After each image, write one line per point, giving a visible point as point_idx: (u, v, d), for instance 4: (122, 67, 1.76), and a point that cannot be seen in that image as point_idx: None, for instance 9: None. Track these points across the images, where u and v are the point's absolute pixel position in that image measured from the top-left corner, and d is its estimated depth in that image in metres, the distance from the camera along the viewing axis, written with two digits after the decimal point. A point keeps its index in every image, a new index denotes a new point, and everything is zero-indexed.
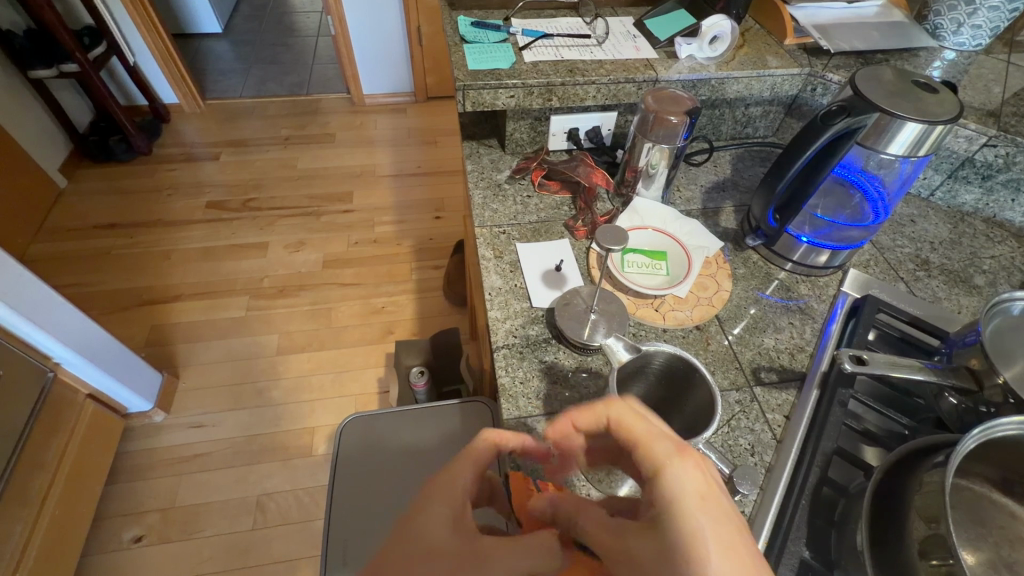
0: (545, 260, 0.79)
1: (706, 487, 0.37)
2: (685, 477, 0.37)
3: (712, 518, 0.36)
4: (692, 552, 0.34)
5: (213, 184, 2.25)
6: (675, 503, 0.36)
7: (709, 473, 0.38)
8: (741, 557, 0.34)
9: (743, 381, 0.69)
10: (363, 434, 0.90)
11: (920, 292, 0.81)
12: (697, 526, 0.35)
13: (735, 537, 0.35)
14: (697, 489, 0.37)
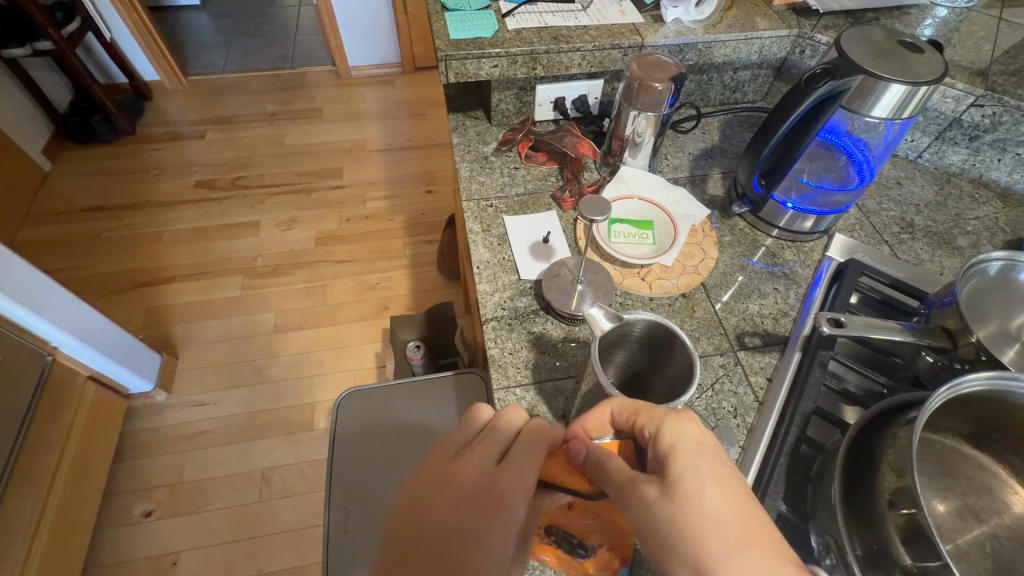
0: (532, 232, 0.80)
1: (703, 441, 0.44)
2: (685, 433, 0.44)
3: (704, 460, 0.43)
4: (692, 492, 0.41)
5: (200, 163, 2.22)
6: (673, 449, 0.43)
7: (706, 432, 0.45)
8: (734, 497, 0.41)
9: (728, 346, 0.71)
10: (360, 407, 0.92)
11: (903, 254, 0.82)
12: (690, 464, 0.42)
13: (725, 473, 0.42)
14: (694, 443, 0.43)
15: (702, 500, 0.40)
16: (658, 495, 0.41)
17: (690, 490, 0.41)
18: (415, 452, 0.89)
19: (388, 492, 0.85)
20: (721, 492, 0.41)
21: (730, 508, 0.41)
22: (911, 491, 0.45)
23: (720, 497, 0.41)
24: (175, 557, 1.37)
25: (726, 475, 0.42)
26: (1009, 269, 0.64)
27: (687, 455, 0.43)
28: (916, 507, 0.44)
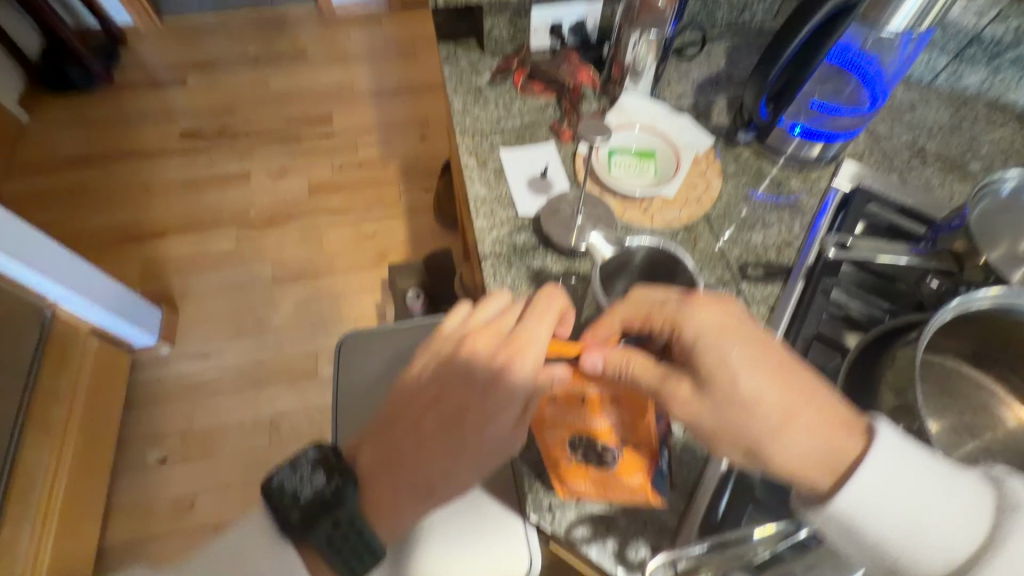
0: (530, 166, 0.77)
1: (724, 322, 0.46)
2: (707, 319, 0.47)
3: (734, 337, 0.46)
4: (727, 375, 0.45)
5: (183, 111, 2.13)
6: (699, 338, 0.46)
7: (725, 311, 0.47)
8: (765, 367, 0.45)
9: (730, 277, 0.70)
10: (363, 349, 0.93)
11: (913, 181, 0.79)
12: (722, 346, 0.45)
13: (757, 349, 0.46)
14: (717, 326, 0.46)
15: (738, 380, 0.45)
16: (694, 390, 0.46)
17: (725, 372, 0.45)
18: None
19: None
20: (761, 367, 0.45)
21: (771, 379, 0.45)
22: (914, 408, 0.47)
23: (756, 371, 0.45)
24: (193, 499, 1.42)
25: (755, 346, 0.46)
26: (1017, 189, 0.65)
27: (719, 339, 0.46)
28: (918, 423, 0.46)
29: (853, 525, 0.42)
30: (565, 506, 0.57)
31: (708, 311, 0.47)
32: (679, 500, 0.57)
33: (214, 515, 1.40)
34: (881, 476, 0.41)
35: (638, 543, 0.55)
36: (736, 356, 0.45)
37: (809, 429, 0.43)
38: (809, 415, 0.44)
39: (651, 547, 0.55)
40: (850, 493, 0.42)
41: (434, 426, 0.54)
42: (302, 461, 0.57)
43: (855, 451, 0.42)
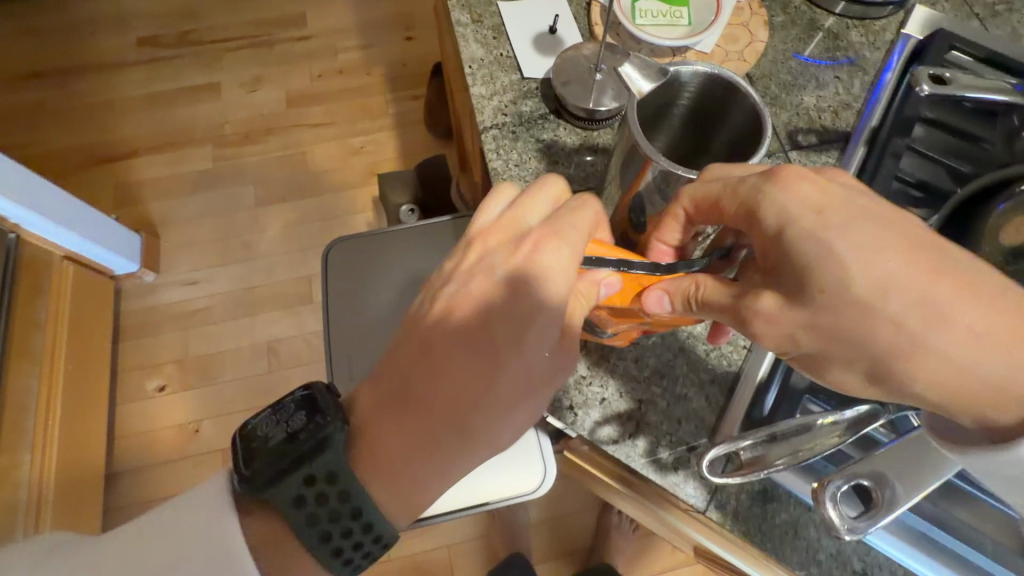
0: (536, 20, 0.64)
1: (821, 202, 0.37)
2: (796, 201, 0.37)
3: (856, 223, 0.36)
4: (831, 276, 0.36)
5: (138, 14, 1.86)
6: (785, 229, 0.37)
7: (822, 186, 0.37)
8: (887, 255, 0.35)
9: (777, 146, 0.59)
10: (353, 256, 0.84)
11: (996, 29, 0.66)
12: (843, 239, 0.36)
13: (893, 236, 0.36)
14: (812, 209, 0.37)
15: (851, 281, 0.35)
16: (781, 301, 0.38)
17: (853, 275, 0.35)
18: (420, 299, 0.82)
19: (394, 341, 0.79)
20: (894, 261, 0.35)
21: (922, 278, 0.35)
22: None
23: (898, 266, 0.35)
24: (197, 425, 1.39)
25: (883, 232, 0.36)
26: None
27: (839, 229, 0.36)
28: None
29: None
30: (589, 405, 0.50)
31: (805, 187, 0.37)
32: (718, 395, 0.50)
33: (220, 440, 1.38)
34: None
35: (672, 443, 0.49)
36: (856, 250, 0.35)
37: (974, 332, 0.34)
38: (979, 313, 0.34)
39: (687, 446, 0.49)
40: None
41: (470, 377, 0.41)
42: (287, 402, 0.43)
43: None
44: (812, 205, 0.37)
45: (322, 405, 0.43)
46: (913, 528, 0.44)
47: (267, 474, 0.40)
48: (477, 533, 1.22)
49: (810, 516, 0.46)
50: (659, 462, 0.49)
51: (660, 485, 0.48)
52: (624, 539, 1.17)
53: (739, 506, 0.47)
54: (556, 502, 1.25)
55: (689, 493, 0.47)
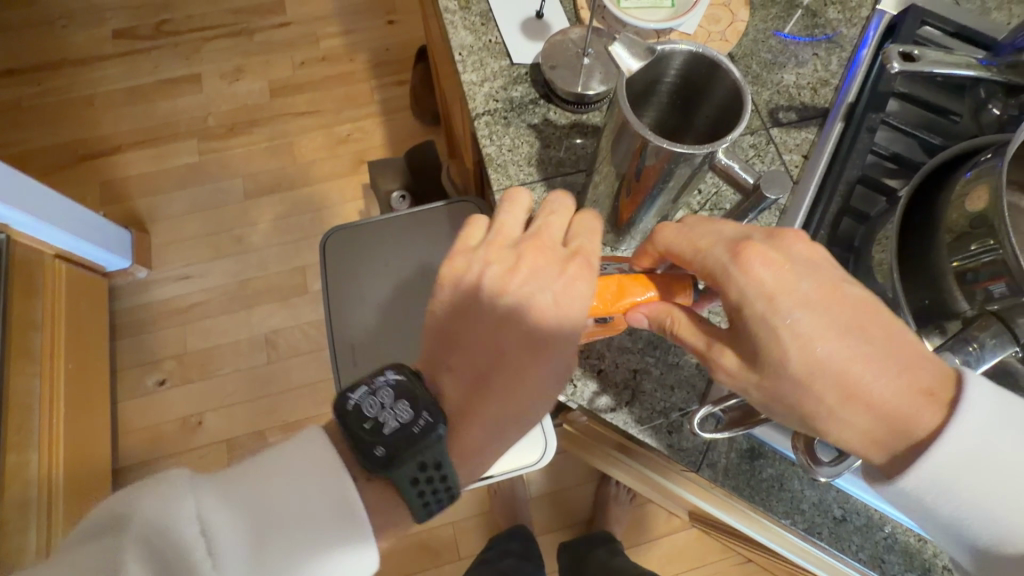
0: (523, 5, 0.65)
1: (775, 285, 0.39)
2: (753, 283, 0.39)
3: (794, 310, 0.39)
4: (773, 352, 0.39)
5: (112, 6, 1.82)
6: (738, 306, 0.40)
7: (774, 266, 0.39)
8: (826, 339, 0.38)
9: (759, 124, 0.61)
10: (350, 245, 0.85)
11: (967, 3, 0.68)
12: (787, 326, 0.38)
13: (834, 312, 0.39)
14: (765, 291, 0.39)
15: (787, 360, 0.39)
16: (740, 363, 0.41)
17: (797, 352, 0.39)
18: (417, 285, 0.84)
19: (395, 327, 0.81)
20: (830, 343, 0.38)
21: (850, 348, 0.38)
22: (988, 226, 0.40)
23: (832, 344, 0.38)
24: (199, 417, 1.41)
25: (826, 317, 0.39)
26: None
27: (785, 316, 0.38)
28: (997, 240, 0.39)
29: (919, 499, 0.39)
30: (588, 377, 0.53)
31: (764, 271, 0.39)
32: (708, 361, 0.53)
33: (223, 432, 1.39)
34: (965, 445, 0.37)
35: (667, 408, 0.52)
36: (799, 335, 0.38)
37: (876, 393, 0.38)
38: (887, 382, 0.38)
39: (680, 410, 0.52)
40: (923, 463, 0.37)
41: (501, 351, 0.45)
42: (379, 385, 0.45)
43: (935, 419, 0.38)
44: (770, 290, 0.39)
45: (413, 396, 0.45)
46: None
47: (386, 452, 0.43)
48: (480, 509, 1.26)
49: (795, 470, 0.50)
50: (653, 426, 0.52)
51: (655, 447, 0.51)
52: (622, 509, 1.22)
53: (730, 463, 0.50)
54: (554, 476, 1.29)
55: (683, 453, 0.51)
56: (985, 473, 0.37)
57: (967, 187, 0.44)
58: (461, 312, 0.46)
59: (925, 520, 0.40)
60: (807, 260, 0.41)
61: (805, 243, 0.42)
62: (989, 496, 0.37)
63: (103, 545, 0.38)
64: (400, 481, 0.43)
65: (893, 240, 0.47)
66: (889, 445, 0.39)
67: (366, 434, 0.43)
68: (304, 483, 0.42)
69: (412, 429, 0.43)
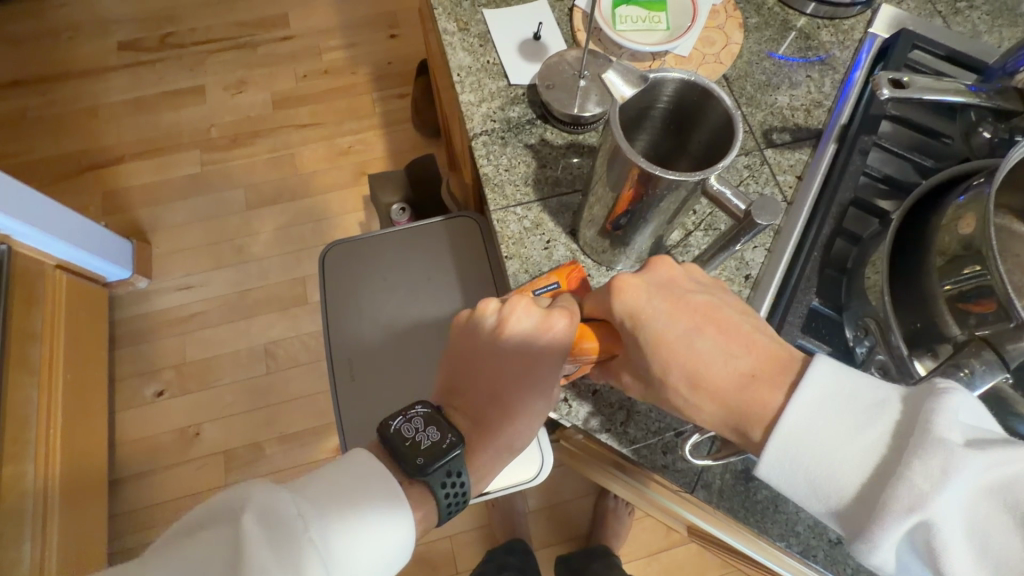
0: (521, 27, 0.66)
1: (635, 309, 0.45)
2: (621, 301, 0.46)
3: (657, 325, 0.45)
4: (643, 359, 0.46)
5: (118, 19, 1.84)
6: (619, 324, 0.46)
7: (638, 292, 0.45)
8: (671, 351, 0.44)
9: (753, 145, 0.62)
10: (349, 260, 0.86)
11: (958, 26, 0.69)
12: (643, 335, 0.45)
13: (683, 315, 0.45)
14: (628, 311, 0.45)
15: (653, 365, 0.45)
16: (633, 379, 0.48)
17: (654, 355, 0.44)
18: (414, 300, 0.84)
19: (392, 343, 0.81)
20: (683, 353, 0.44)
21: (706, 351, 0.44)
22: (978, 252, 0.41)
23: (686, 353, 0.44)
24: (197, 428, 1.40)
25: (679, 329, 0.44)
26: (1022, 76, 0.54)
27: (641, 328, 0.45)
28: (986, 265, 0.39)
29: (776, 480, 0.40)
30: (582, 397, 0.54)
31: (641, 294, 0.45)
32: None
33: (221, 443, 1.39)
34: (801, 422, 0.39)
35: (662, 429, 0.52)
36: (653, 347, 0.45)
37: (723, 387, 0.43)
38: (736, 387, 0.43)
39: (675, 431, 0.52)
40: (767, 445, 0.40)
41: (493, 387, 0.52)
42: (413, 413, 0.51)
43: (772, 400, 0.41)
44: (633, 305, 0.45)
45: (440, 422, 0.51)
46: None
47: (424, 461, 0.49)
48: (478, 522, 1.25)
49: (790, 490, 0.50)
50: (648, 447, 0.52)
51: (650, 468, 0.51)
52: (620, 524, 1.21)
53: (725, 485, 0.50)
54: (553, 490, 1.29)
55: (678, 475, 0.51)
56: (821, 447, 0.38)
57: (959, 211, 0.44)
58: (465, 351, 0.53)
59: (791, 497, 0.40)
60: (663, 278, 0.47)
61: (671, 266, 0.48)
62: (831, 472, 0.38)
63: (217, 531, 0.39)
64: (431, 488, 0.50)
65: (882, 262, 0.47)
66: (744, 429, 0.42)
67: (401, 455, 0.49)
68: (375, 479, 0.47)
69: (437, 450, 0.49)
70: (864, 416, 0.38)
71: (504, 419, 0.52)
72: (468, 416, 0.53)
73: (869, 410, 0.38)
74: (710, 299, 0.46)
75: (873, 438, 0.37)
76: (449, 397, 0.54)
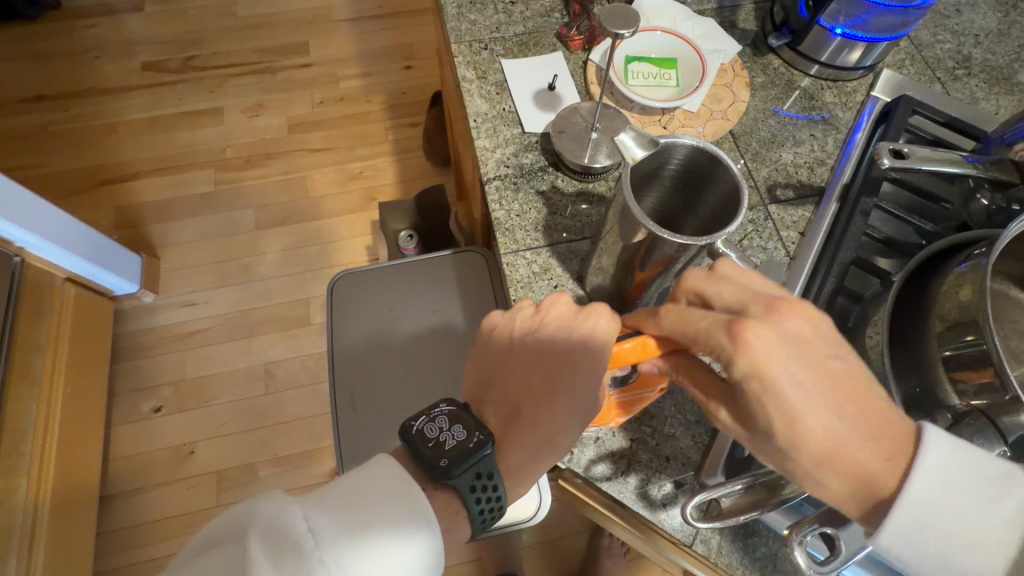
0: (537, 77, 0.69)
1: (762, 368, 0.38)
2: (748, 358, 0.38)
3: (793, 387, 0.38)
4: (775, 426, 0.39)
5: (143, 41, 1.90)
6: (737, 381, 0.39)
7: (768, 346, 0.39)
8: (809, 426, 0.38)
9: (757, 200, 0.64)
10: (355, 289, 0.87)
11: (956, 93, 0.72)
12: (772, 400, 0.38)
13: (826, 385, 0.38)
14: (756, 371, 0.38)
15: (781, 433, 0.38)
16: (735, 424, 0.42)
17: (785, 427, 0.38)
18: (418, 331, 0.85)
19: (394, 374, 0.82)
20: (820, 419, 0.38)
21: (839, 414, 0.38)
22: (975, 321, 0.42)
23: (822, 421, 0.38)
24: (192, 447, 1.39)
25: (815, 395, 0.38)
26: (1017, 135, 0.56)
27: (771, 393, 0.38)
28: (982, 336, 0.41)
29: (902, 554, 0.39)
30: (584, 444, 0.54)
31: (756, 345, 0.38)
32: (704, 434, 0.54)
33: (214, 462, 1.38)
34: (933, 500, 0.37)
35: (661, 480, 0.52)
36: (786, 410, 0.38)
37: (861, 465, 0.37)
38: (861, 445, 0.38)
39: (675, 483, 0.52)
40: (891, 521, 0.38)
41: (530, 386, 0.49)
42: (437, 412, 0.48)
43: (897, 473, 0.38)
44: (760, 364, 0.38)
45: (466, 420, 0.48)
46: (880, 562, 0.49)
47: (448, 465, 0.46)
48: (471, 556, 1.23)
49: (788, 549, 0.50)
50: (647, 499, 0.52)
51: (649, 520, 0.51)
52: (615, 563, 1.19)
53: (723, 542, 0.51)
54: (548, 525, 1.27)
55: (675, 527, 0.51)
56: (956, 519, 0.37)
57: (959, 278, 0.45)
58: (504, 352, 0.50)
59: (910, 566, 0.39)
60: (793, 334, 0.39)
61: (802, 318, 0.40)
62: (968, 547, 0.37)
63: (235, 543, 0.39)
64: (458, 491, 0.46)
65: (884, 323, 0.48)
66: (872, 504, 0.38)
67: (424, 458, 0.46)
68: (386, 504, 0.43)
69: (463, 452, 0.46)
70: (996, 489, 0.37)
71: (541, 416, 0.48)
72: (504, 413, 0.50)
73: (999, 484, 0.38)
74: (846, 364, 0.40)
75: (999, 512, 0.37)
76: (480, 397, 0.51)
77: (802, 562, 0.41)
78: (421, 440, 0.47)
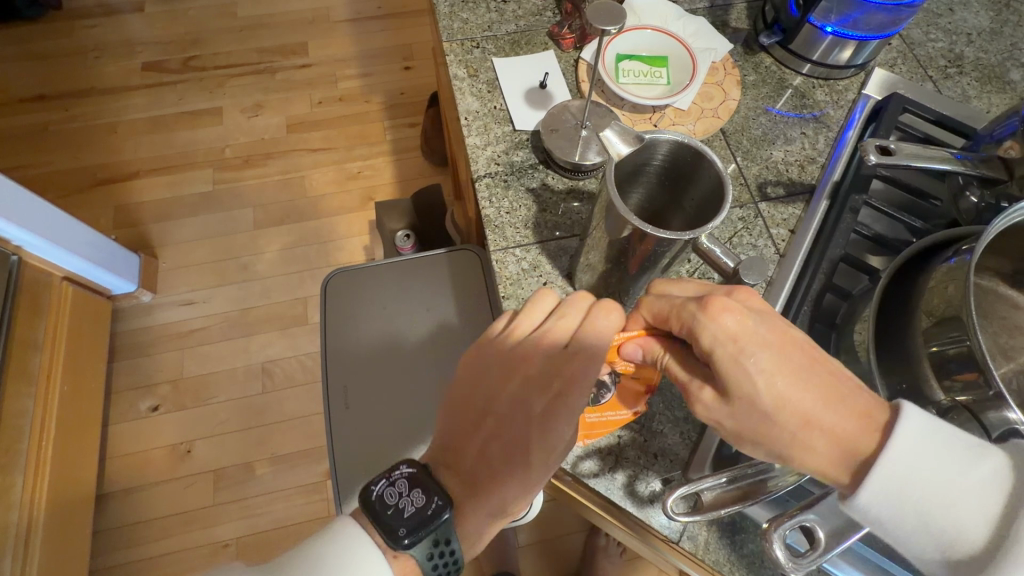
0: (528, 75, 0.69)
1: (736, 333, 0.41)
2: (720, 326, 0.42)
3: (761, 349, 0.41)
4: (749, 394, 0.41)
5: (144, 41, 1.91)
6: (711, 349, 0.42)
7: (738, 314, 0.42)
8: (779, 390, 0.41)
9: (748, 197, 0.64)
10: (349, 286, 0.87)
11: (948, 91, 0.72)
12: (753, 364, 0.41)
13: (789, 354, 0.42)
14: (730, 335, 0.41)
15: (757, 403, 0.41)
16: (716, 397, 0.43)
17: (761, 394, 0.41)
18: (411, 331, 0.85)
19: (386, 373, 0.82)
20: (788, 383, 0.41)
21: (803, 380, 0.41)
22: (960, 318, 0.42)
23: (789, 384, 0.41)
24: (189, 446, 1.39)
25: (780, 358, 0.41)
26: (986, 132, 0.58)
27: (750, 357, 0.41)
28: (967, 332, 0.41)
29: (880, 513, 0.40)
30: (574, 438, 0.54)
31: (730, 315, 0.42)
32: (692, 431, 0.54)
33: (212, 461, 1.38)
34: (909, 460, 0.39)
35: (649, 477, 0.53)
36: (762, 376, 0.41)
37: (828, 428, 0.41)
38: (832, 411, 0.41)
39: (663, 479, 0.52)
40: (870, 480, 0.39)
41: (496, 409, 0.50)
42: (397, 475, 0.49)
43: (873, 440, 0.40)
44: (732, 332, 0.42)
45: (426, 484, 0.49)
46: (869, 559, 0.49)
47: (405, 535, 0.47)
48: (469, 555, 1.23)
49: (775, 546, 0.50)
50: (635, 496, 0.52)
51: (637, 517, 0.51)
52: (612, 563, 1.18)
53: (709, 538, 0.51)
54: (545, 524, 1.27)
55: (662, 524, 0.51)
56: (938, 482, 0.38)
57: (945, 275, 0.45)
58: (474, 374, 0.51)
59: (889, 531, 0.40)
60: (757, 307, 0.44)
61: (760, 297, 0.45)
62: (949, 504, 0.38)
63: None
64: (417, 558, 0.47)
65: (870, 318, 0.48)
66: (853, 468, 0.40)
67: (384, 523, 0.47)
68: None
69: (421, 518, 0.47)
70: (973, 451, 0.39)
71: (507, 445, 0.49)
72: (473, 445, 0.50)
73: (977, 447, 0.39)
74: (797, 334, 0.44)
75: (983, 478, 0.38)
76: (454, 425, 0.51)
77: (782, 558, 0.41)
78: (378, 508, 0.48)
